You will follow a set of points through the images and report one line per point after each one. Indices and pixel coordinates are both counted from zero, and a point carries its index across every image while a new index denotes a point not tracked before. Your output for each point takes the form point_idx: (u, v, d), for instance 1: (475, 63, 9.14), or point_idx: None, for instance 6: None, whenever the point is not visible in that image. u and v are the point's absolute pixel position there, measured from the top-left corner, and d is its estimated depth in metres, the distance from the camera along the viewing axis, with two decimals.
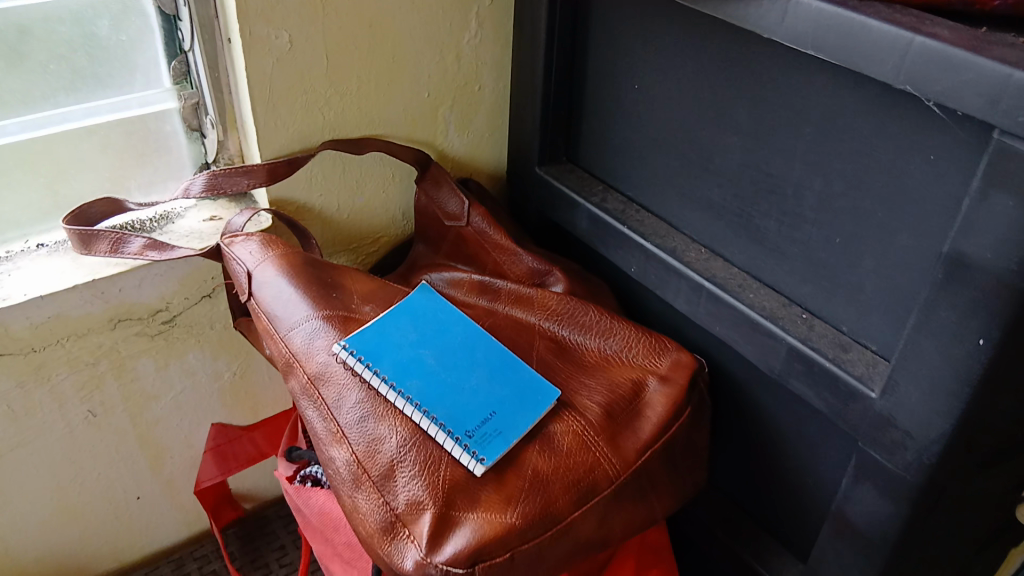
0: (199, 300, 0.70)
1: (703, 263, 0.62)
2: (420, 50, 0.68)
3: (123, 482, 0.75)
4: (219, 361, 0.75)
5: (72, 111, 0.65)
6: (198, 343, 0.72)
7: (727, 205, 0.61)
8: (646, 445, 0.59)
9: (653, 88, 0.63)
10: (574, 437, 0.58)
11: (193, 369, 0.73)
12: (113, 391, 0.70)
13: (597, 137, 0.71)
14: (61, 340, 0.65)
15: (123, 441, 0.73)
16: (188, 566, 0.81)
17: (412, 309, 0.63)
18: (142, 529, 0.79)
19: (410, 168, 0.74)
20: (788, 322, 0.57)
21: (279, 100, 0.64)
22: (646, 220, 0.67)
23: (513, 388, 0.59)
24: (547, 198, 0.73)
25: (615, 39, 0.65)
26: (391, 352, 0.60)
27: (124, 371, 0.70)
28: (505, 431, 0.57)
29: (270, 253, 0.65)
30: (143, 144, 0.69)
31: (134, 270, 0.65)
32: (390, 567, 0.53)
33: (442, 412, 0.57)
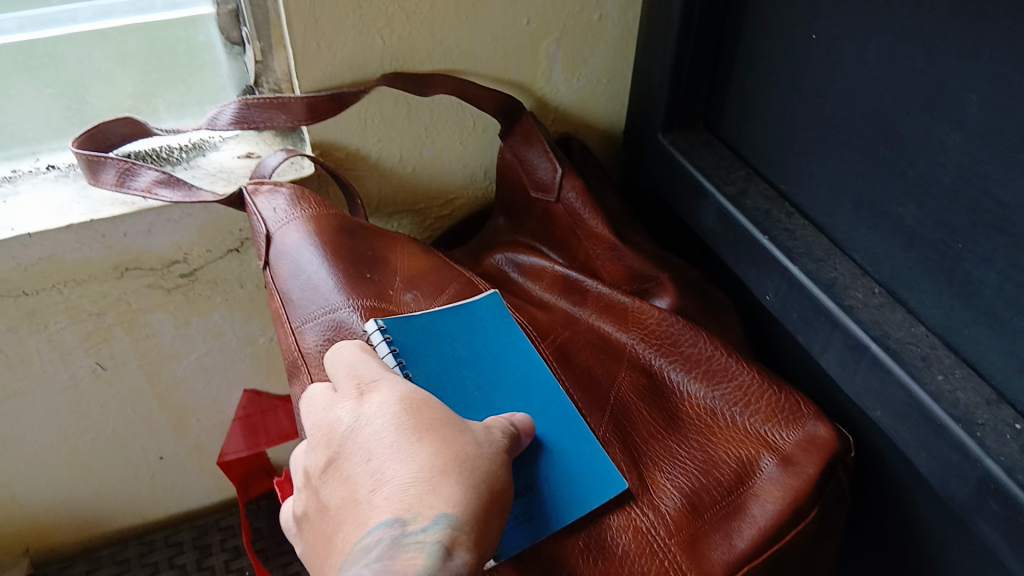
0: (224, 254, 0.58)
1: (871, 311, 0.43)
2: None
3: (142, 442, 0.66)
4: (252, 324, 0.63)
5: (83, 10, 0.53)
6: (225, 302, 0.61)
7: (923, 234, 0.41)
8: (742, 560, 0.41)
9: (839, 43, 0.43)
10: (638, 535, 0.42)
11: (220, 330, 0.62)
12: (125, 346, 0.60)
13: (749, 101, 0.51)
14: (57, 286, 0.54)
15: (140, 399, 0.64)
16: (212, 538, 0.71)
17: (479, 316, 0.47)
18: (167, 491, 0.71)
19: (494, 118, 0.57)
20: (989, 434, 0.37)
21: (322, 14, 0.48)
22: (799, 231, 0.48)
23: (573, 452, 0.43)
24: (669, 175, 0.55)
25: None
26: (431, 360, 0.44)
27: (137, 325, 0.59)
28: (536, 518, 0.41)
29: (300, 212, 0.51)
30: (177, 60, 0.56)
31: (143, 212, 0.53)
32: None
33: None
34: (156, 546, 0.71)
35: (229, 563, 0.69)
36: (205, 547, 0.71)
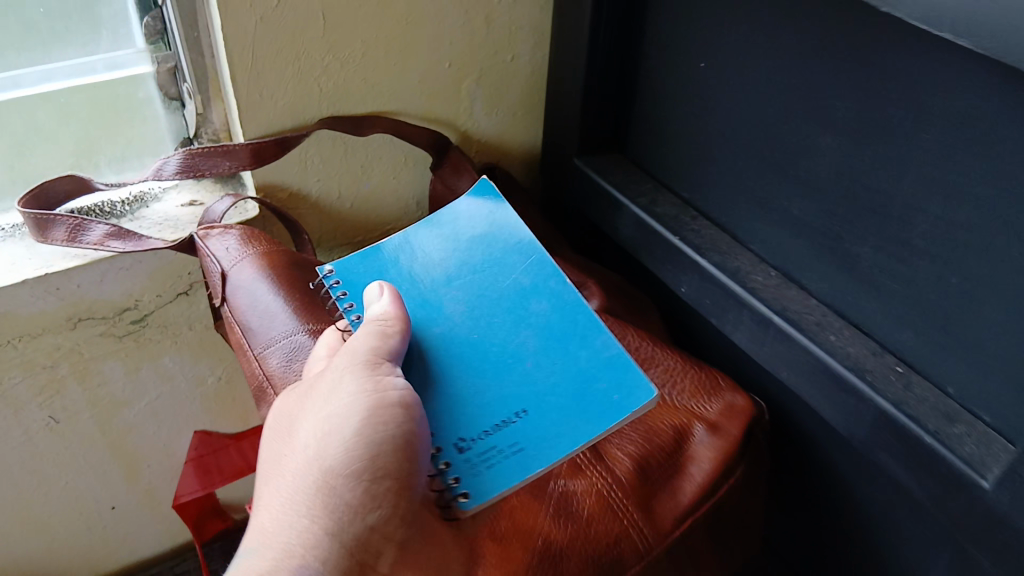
0: (174, 298, 0.60)
1: (772, 290, 0.50)
2: (440, 10, 0.56)
3: (93, 493, 0.67)
4: (201, 366, 0.65)
5: (26, 75, 0.55)
6: (175, 346, 0.63)
7: (809, 221, 0.48)
8: (686, 512, 0.49)
9: (726, 68, 0.50)
10: (598, 497, 0.47)
11: (170, 373, 0.64)
12: (77, 396, 0.61)
13: (651, 124, 0.58)
14: (12, 341, 0.56)
15: (92, 448, 0.65)
16: None
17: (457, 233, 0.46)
18: (118, 541, 0.71)
19: (423, 152, 0.62)
20: (878, 378, 0.45)
21: (265, 65, 0.53)
22: (705, 231, 0.55)
23: (567, 377, 0.41)
24: (587, 193, 0.61)
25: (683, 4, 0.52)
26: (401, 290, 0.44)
27: (89, 374, 0.61)
28: (526, 445, 0.39)
29: (250, 250, 0.55)
30: (119, 116, 0.59)
31: (95, 263, 0.56)
32: None
33: (441, 403, 0.40)
34: None
35: None
36: None
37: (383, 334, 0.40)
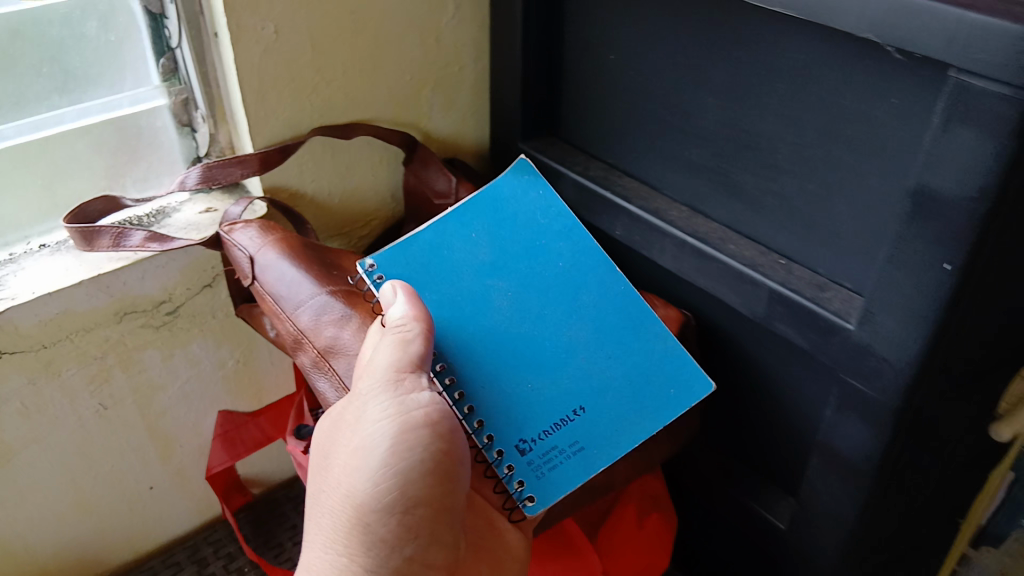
0: (199, 290, 0.72)
1: (685, 220, 0.66)
2: (403, 34, 0.69)
3: (135, 473, 0.77)
4: (222, 349, 0.77)
5: (66, 113, 0.66)
6: (201, 333, 0.74)
7: (705, 163, 0.64)
8: None
9: (630, 58, 0.66)
10: None
11: (197, 358, 0.76)
12: (122, 383, 0.72)
13: (576, 109, 0.73)
14: (70, 336, 0.66)
15: (134, 433, 0.75)
16: (205, 551, 0.83)
17: (505, 219, 0.66)
18: (156, 519, 0.81)
19: (399, 150, 0.73)
20: (768, 269, 0.60)
21: (268, 88, 0.65)
22: (629, 185, 0.70)
23: (620, 380, 0.62)
24: (532, 172, 0.76)
25: (591, 13, 0.68)
26: (453, 283, 0.62)
27: (131, 363, 0.71)
28: (586, 443, 0.60)
29: (270, 238, 0.67)
30: (140, 145, 0.71)
31: (138, 263, 0.67)
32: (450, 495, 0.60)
33: (510, 398, 0.60)
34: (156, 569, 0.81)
35: (227, 565, 0.81)
36: (202, 560, 0.82)
37: (405, 343, 0.55)
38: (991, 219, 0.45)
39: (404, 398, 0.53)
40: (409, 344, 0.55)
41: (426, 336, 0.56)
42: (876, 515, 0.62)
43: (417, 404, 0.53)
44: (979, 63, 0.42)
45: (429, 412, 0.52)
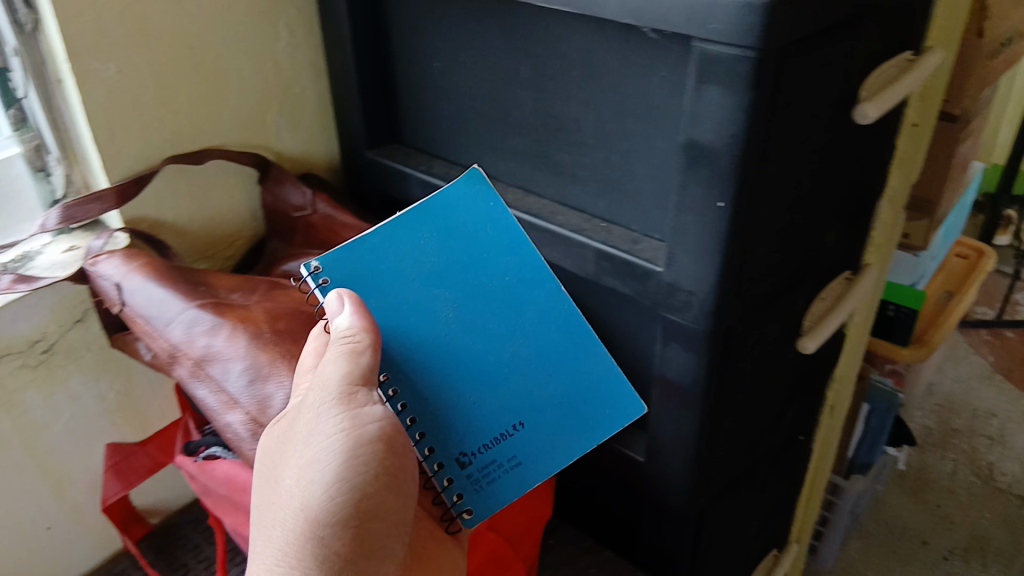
0: (72, 325, 0.75)
1: (519, 200, 0.75)
2: (237, 66, 0.74)
3: (29, 515, 0.78)
4: (102, 382, 0.79)
5: None
6: (78, 367, 0.77)
7: (528, 149, 0.74)
8: None
9: (452, 64, 0.75)
10: None
11: (78, 395, 0.78)
12: (7, 426, 0.74)
13: (410, 117, 0.81)
14: None
15: (24, 474, 0.76)
16: None
17: (454, 226, 0.63)
18: (56, 558, 0.82)
19: (252, 169, 0.77)
20: (591, 232, 0.70)
21: (116, 125, 0.69)
22: (468, 174, 0.80)
23: (564, 398, 0.66)
24: (377, 177, 0.82)
25: (412, 29, 0.76)
26: (399, 290, 0.62)
27: (14, 405, 0.73)
28: (524, 463, 0.65)
29: (134, 264, 0.71)
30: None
31: (7, 305, 0.70)
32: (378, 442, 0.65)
33: (451, 413, 0.63)
34: None
35: None
36: None
37: (353, 351, 0.58)
38: (745, 158, 0.55)
39: (356, 414, 0.56)
40: (359, 356, 0.58)
41: (375, 347, 0.59)
42: (713, 432, 0.71)
43: (369, 419, 0.56)
44: (714, 32, 0.53)
45: (382, 427, 0.56)
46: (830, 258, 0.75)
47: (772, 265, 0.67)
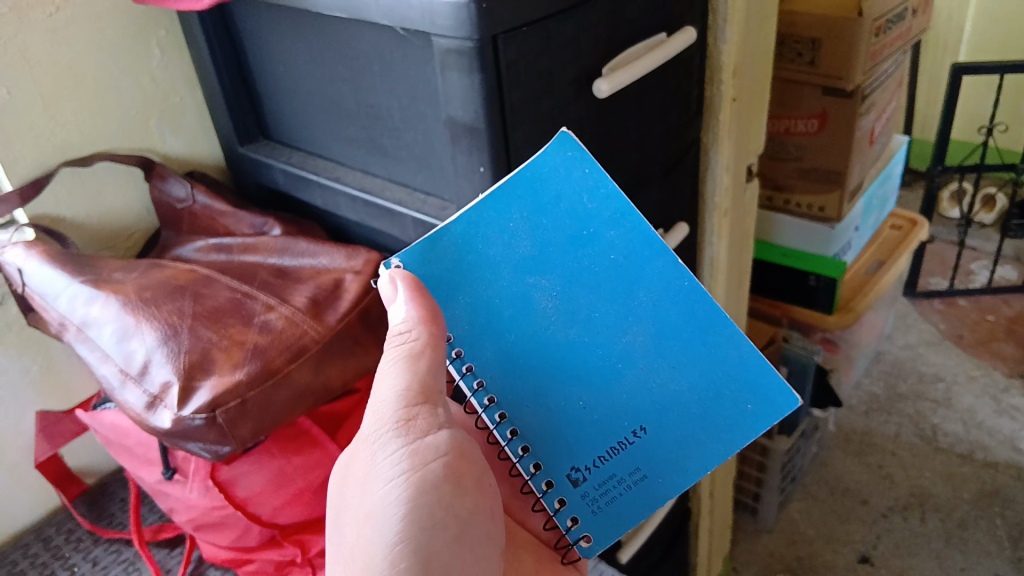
0: None
1: (356, 180, 0.78)
2: (118, 77, 0.83)
3: None
4: (24, 357, 0.86)
5: None
6: (3, 345, 0.84)
7: (359, 135, 0.75)
8: (344, 314, 0.74)
9: (286, 62, 0.77)
10: (286, 320, 0.72)
11: (4, 368, 0.85)
12: None
13: (272, 114, 0.84)
14: None
15: None
16: (49, 530, 0.91)
17: (542, 194, 0.54)
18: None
19: (140, 170, 0.88)
20: None
21: (11, 136, 0.77)
22: (320, 163, 0.81)
23: (690, 383, 0.58)
24: (254, 170, 0.87)
25: (253, 30, 0.78)
26: (492, 281, 0.57)
27: None
28: (649, 448, 0.60)
29: (32, 250, 0.76)
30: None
31: None
32: (152, 430, 0.67)
33: (562, 415, 0.60)
34: (7, 553, 0.89)
35: (67, 537, 0.90)
36: (46, 538, 0.90)
37: (414, 361, 0.54)
38: None
39: (418, 443, 0.52)
40: (418, 360, 0.54)
41: (432, 346, 0.55)
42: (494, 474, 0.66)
43: (432, 450, 0.52)
44: None
45: (447, 460, 0.52)
46: None
47: None
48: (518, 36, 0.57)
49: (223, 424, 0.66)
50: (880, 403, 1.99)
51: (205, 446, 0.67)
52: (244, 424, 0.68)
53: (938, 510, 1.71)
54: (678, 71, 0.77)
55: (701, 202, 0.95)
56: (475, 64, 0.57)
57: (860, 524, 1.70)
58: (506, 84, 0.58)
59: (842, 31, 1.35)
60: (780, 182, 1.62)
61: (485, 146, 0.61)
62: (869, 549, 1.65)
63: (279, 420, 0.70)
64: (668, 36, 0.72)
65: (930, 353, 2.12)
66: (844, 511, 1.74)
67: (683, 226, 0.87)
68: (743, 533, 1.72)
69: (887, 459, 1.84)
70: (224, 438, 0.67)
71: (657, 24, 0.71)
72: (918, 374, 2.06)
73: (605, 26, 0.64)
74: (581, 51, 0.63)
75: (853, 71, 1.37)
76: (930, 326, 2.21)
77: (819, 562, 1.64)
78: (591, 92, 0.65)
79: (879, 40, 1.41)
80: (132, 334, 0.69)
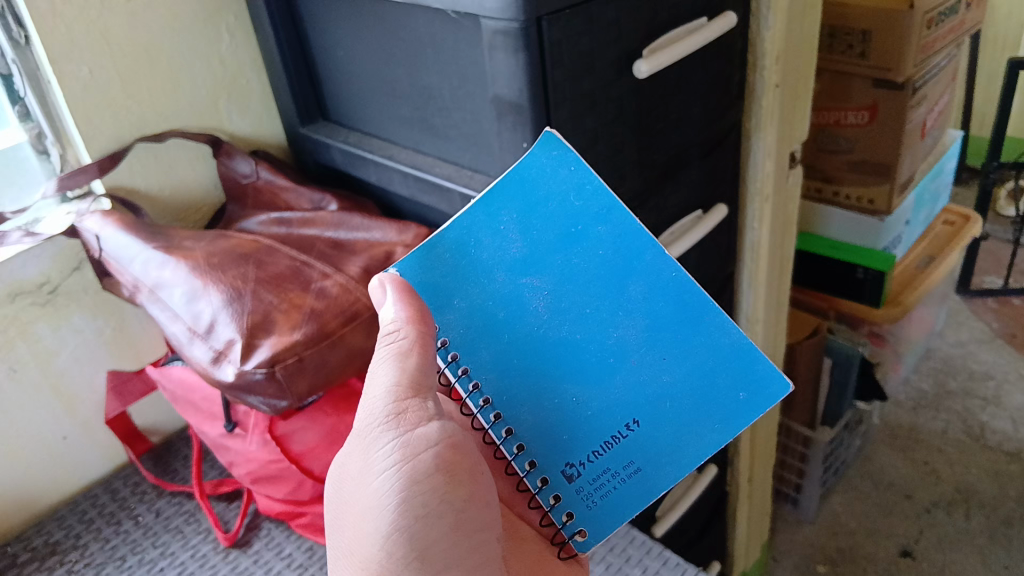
0: (70, 272, 0.89)
1: (408, 157, 0.82)
2: (190, 60, 0.89)
3: (46, 425, 0.93)
4: (99, 319, 0.93)
5: None
6: (79, 307, 0.91)
7: (412, 115, 0.80)
8: None
9: (345, 46, 0.82)
10: (341, 287, 0.77)
11: (80, 328, 0.92)
12: (24, 351, 0.88)
13: (331, 95, 0.89)
14: None
15: (38, 391, 0.91)
16: (117, 483, 0.98)
17: (532, 196, 0.57)
18: (73, 466, 0.97)
19: (208, 148, 0.94)
20: None
21: (92, 113, 0.83)
22: (375, 142, 0.86)
23: (681, 374, 0.61)
24: (314, 149, 0.93)
25: (315, 16, 0.83)
26: (485, 284, 0.59)
27: (28, 334, 0.88)
28: (643, 442, 0.62)
29: (109, 218, 0.82)
30: (3, 166, 0.91)
31: (19, 254, 0.85)
32: (217, 383, 0.73)
33: (558, 411, 0.62)
34: (79, 502, 0.96)
35: (134, 489, 0.96)
36: (114, 490, 0.97)
37: (403, 359, 0.58)
38: None
39: (409, 436, 0.56)
40: (406, 359, 0.58)
41: (421, 342, 0.58)
42: None
43: (423, 442, 0.56)
44: None
45: (438, 451, 0.56)
46: (667, 192, 0.81)
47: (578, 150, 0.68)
48: (562, 18, 0.61)
49: (282, 379, 0.71)
50: (928, 399, 1.97)
51: (265, 399, 0.73)
52: (300, 381, 0.73)
53: (984, 507, 1.70)
54: (718, 56, 0.80)
55: (743, 186, 0.97)
56: (520, 44, 0.60)
57: (903, 518, 1.70)
58: (549, 64, 0.62)
59: (894, 23, 1.35)
60: (831, 175, 1.61)
61: (529, 122, 0.64)
62: (911, 543, 1.65)
63: (333, 379, 0.75)
64: (708, 22, 0.75)
65: (981, 351, 2.09)
66: (887, 504, 1.73)
67: (722, 207, 0.89)
68: (783, 523, 1.73)
69: (933, 455, 1.83)
70: (282, 393, 0.72)
71: (698, 9, 0.74)
72: (968, 371, 2.03)
73: (646, 11, 0.68)
74: (622, 34, 0.66)
75: (904, 62, 1.37)
76: (983, 325, 2.17)
77: (860, 554, 1.64)
78: (632, 74, 0.69)
79: (930, 33, 1.40)
80: (200, 295, 0.74)
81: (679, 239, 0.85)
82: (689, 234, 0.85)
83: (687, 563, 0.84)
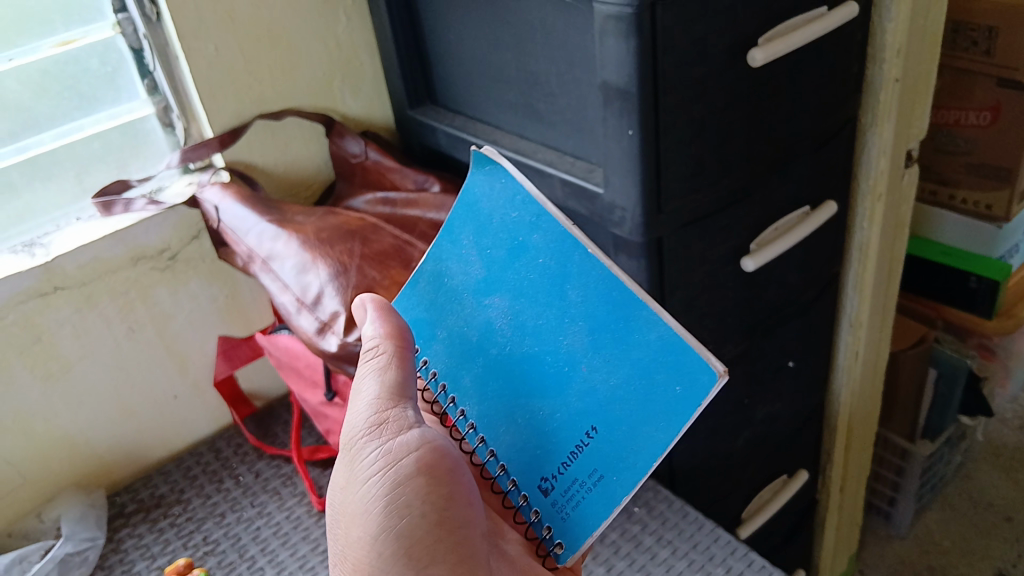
0: (189, 240, 0.94)
1: (512, 142, 0.83)
2: (309, 41, 0.92)
3: (161, 384, 0.98)
4: (213, 286, 0.98)
5: (83, 122, 0.94)
6: (196, 274, 0.96)
7: (518, 100, 0.81)
8: None
9: (457, 30, 0.84)
10: None
11: (196, 294, 0.97)
12: (144, 312, 0.94)
13: (440, 78, 0.91)
14: (102, 276, 0.90)
15: (156, 350, 0.97)
16: (220, 443, 1.03)
17: (484, 224, 0.62)
18: (182, 423, 1.02)
19: (321, 128, 0.97)
20: None
21: (216, 89, 0.88)
22: (480, 125, 0.88)
23: (625, 377, 0.56)
24: (421, 131, 0.95)
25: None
26: (458, 310, 0.63)
27: (148, 297, 0.94)
28: (602, 450, 0.57)
29: (228, 190, 0.87)
30: (131, 137, 0.98)
31: (143, 220, 0.90)
32: (321, 352, 0.75)
33: (527, 425, 0.60)
34: (185, 458, 1.01)
35: (236, 450, 1.01)
36: (218, 450, 1.02)
37: (384, 371, 0.60)
38: None
39: (391, 442, 0.57)
40: (388, 370, 0.60)
41: (397, 356, 0.60)
42: None
43: (404, 448, 0.57)
44: None
45: (417, 456, 0.56)
46: (773, 186, 0.80)
47: (684, 140, 0.68)
48: (675, 4, 0.61)
49: None
50: None
51: None
52: None
53: None
54: (835, 46, 0.78)
55: (853, 183, 0.94)
56: (632, 31, 0.61)
57: (1002, 541, 1.62)
58: (660, 52, 0.62)
59: None
60: (946, 177, 1.51)
61: (635, 110, 0.64)
62: (1009, 567, 1.57)
63: None
64: (828, 11, 0.74)
65: None
66: (986, 526, 1.65)
67: (831, 205, 0.87)
68: (873, 537, 1.67)
69: None
70: None
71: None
72: None
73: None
74: (736, 22, 0.65)
75: None
76: None
77: None
78: (746, 62, 0.68)
79: None
80: (309, 268, 0.78)
81: (784, 233, 0.83)
82: (793, 230, 0.83)
83: (773, 567, 0.83)
